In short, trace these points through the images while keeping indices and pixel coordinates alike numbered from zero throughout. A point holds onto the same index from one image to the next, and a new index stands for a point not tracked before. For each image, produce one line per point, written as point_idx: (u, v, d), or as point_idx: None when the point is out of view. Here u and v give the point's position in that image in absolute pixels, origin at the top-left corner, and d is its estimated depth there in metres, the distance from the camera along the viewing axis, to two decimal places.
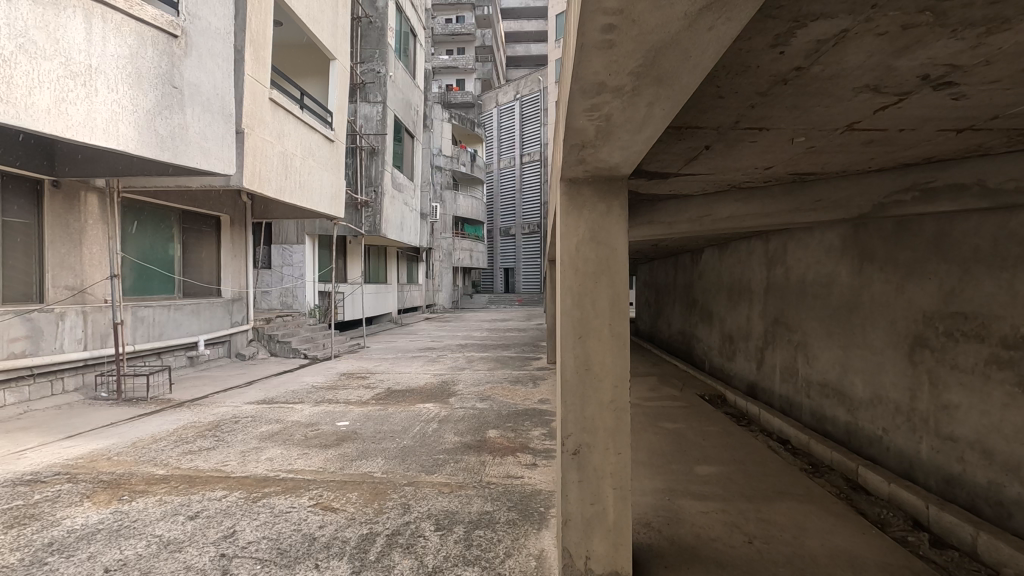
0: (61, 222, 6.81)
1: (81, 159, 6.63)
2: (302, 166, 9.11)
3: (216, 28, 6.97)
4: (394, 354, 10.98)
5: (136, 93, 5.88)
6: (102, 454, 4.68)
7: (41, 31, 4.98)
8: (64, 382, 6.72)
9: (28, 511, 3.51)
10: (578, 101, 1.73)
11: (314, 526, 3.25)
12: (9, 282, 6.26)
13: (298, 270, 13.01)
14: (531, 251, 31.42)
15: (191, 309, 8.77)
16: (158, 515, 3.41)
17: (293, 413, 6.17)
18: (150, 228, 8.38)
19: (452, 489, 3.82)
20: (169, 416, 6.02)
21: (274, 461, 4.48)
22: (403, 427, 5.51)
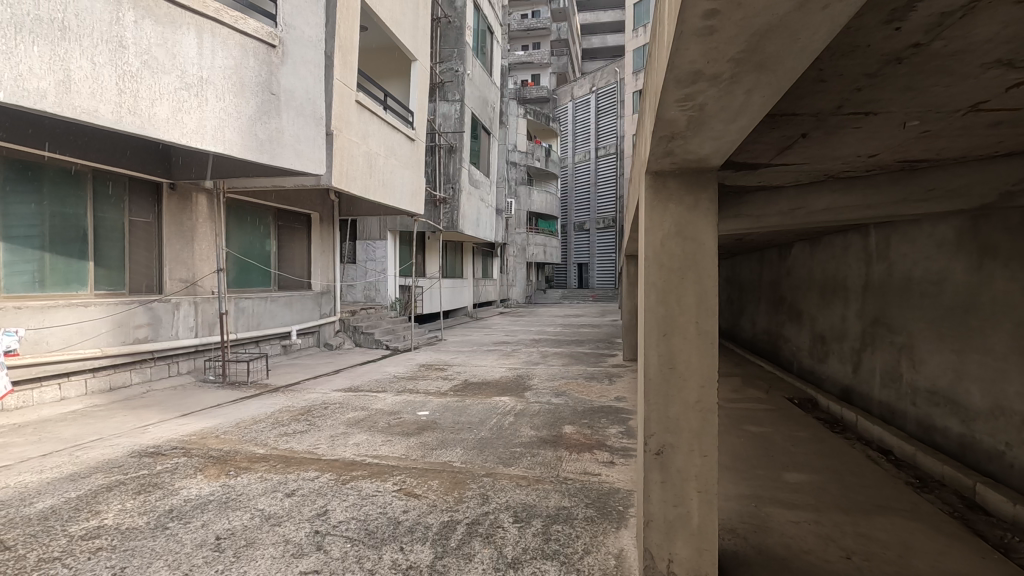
0: (176, 220, 7.50)
1: (191, 163, 7.25)
2: (385, 164, 9.50)
3: (309, 37, 7.40)
4: (470, 347, 11.23)
5: (240, 100, 6.36)
6: (212, 432, 5.14)
7: (161, 48, 5.51)
8: (178, 365, 7.43)
9: (152, 479, 3.93)
10: (671, 91, 1.68)
11: (399, 510, 3.39)
12: (135, 275, 7.03)
13: (380, 264, 13.59)
14: (607, 245, 30.94)
15: (285, 301, 9.40)
16: (260, 491, 3.70)
17: (377, 401, 6.47)
18: (249, 225, 9.05)
19: (528, 482, 3.86)
20: (268, 400, 6.50)
21: (361, 446, 4.72)
22: (480, 418, 5.63)
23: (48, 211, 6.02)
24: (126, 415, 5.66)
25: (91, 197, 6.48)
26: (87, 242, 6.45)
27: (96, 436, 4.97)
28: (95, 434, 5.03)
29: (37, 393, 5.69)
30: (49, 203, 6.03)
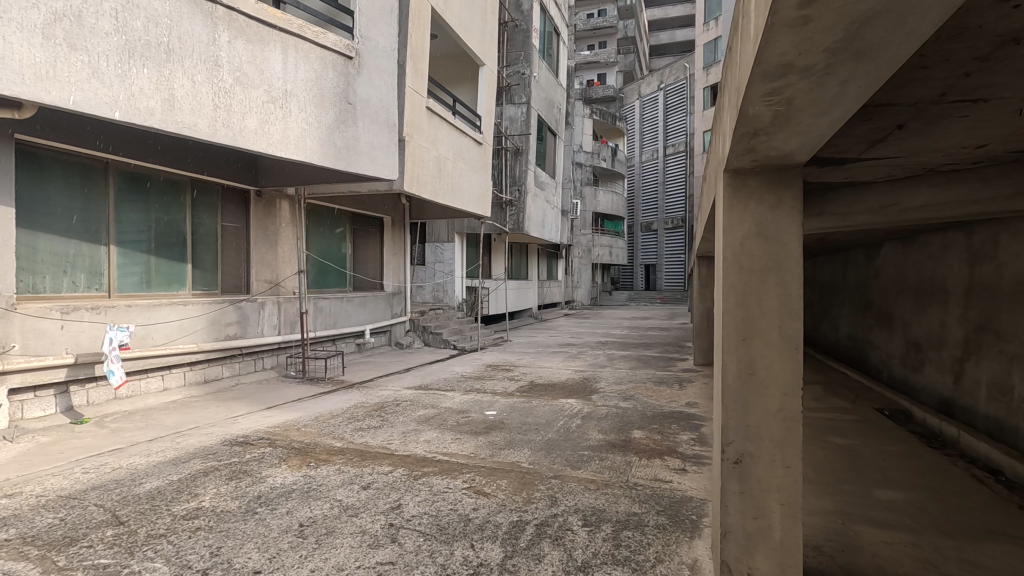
0: (262, 225, 8.01)
1: (276, 172, 7.72)
2: (453, 168, 9.71)
3: (384, 47, 7.67)
4: (535, 349, 11.25)
5: (320, 111, 6.70)
6: (294, 425, 5.46)
7: (251, 64, 5.90)
8: (263, 360, 7.94)
9: (243, 467, 4.22)
10: (756, 85, 1.62)
11: (469, 507, 3.45)
12: (226, 276, 7.58)
13: (448, 266, 13.91)
14: (675, 246, 30.09)
15: (359, 301, 9.81)
16: (339, 482, 3.89)
17: (446, 399, 6.63)
18: (327, 229, 9.52)
19: (597, 486, 3.82)
20: (344, 395, 6.81)
21: (432, 443, 4.85)
22: (547, 420, 5.63)
23: (154, 218, 6.60)
24: (219, 406, 6.11)
25: (189, 205, 7.04)
26: (186, 245, 7.02)
27: (194, 424, 5.41)
28: (193, 422, 5.47)
29: (144, 383, 6.26)
30: (155, 211, 6.61)
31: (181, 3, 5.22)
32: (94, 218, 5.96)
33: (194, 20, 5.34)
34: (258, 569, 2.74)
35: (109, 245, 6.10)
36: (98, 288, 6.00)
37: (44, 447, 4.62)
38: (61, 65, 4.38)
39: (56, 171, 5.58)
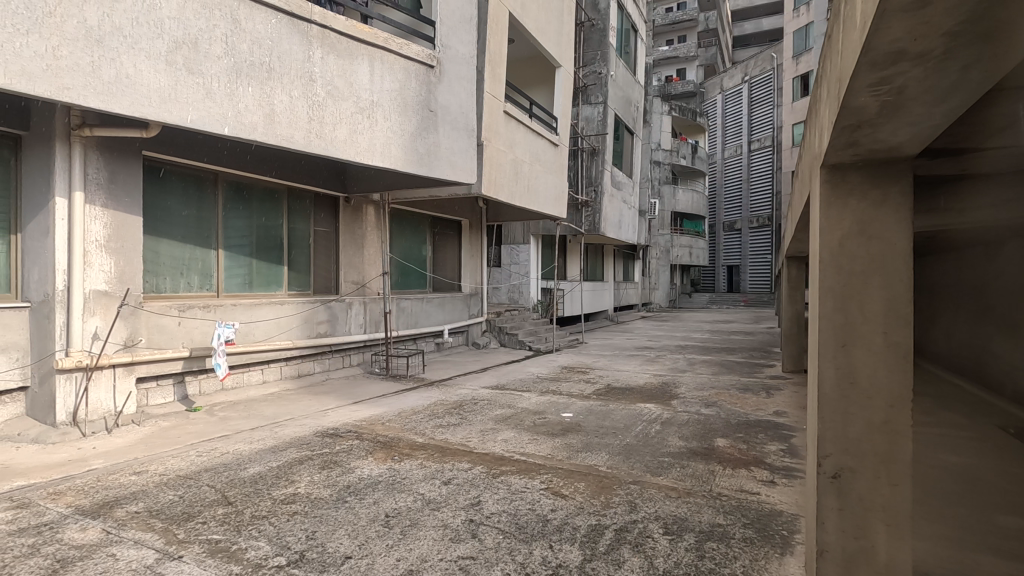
0: (350, 229, 8.46)
1: (363, 179, 8.12)
2: (530, 170, 9.77)
3: (463, 54, 7.87)
4: (611, 351, 11.09)
5: (403, 119, 6.98)
6: (379, 419, 5.73)
7: (341, 78, 6.26)
8: (350, 357, 8.38)
9: (334, 457, 4.49)
10: (862, 76, 1.52)
11: (546, 508, 3.47)
12: (317, 277, 8.08)
13: (524, 268, 14.02)
14: (761, 246, 28.56)
15: (439, 301, 10.11)
16: (421, 476, 4.04)
17: (523, 399, 6.69)
18: (409, 232, 9.90)
19: (679, 494, 3.70)
20: (425, 392, 7.05)
21: (509, 442, 4.91)
22: (625, 424, 5.54)
23: (255, 224, 7.16)
24: (311, 399, 6.53)
25: (286, 211, 7.56)
26: (283, 249, 7.54)
27: (290, 416, 5.81)
28: (289, 414, 5.88)
29: (246, 376, 6.80)
30: (256, 218, 7.16)
31: (281, 26, 5.64)
32: (206, 225, 6.55)
33: (292, 40, 5.75)
34: (349, 554, 2.90)
35: (217, 249, 6.68)
36: (208, 288, 6.59)
37: (164, 431, 5.15)
38: (181, 88, 4.88)
39: (174, 183, 6.19)
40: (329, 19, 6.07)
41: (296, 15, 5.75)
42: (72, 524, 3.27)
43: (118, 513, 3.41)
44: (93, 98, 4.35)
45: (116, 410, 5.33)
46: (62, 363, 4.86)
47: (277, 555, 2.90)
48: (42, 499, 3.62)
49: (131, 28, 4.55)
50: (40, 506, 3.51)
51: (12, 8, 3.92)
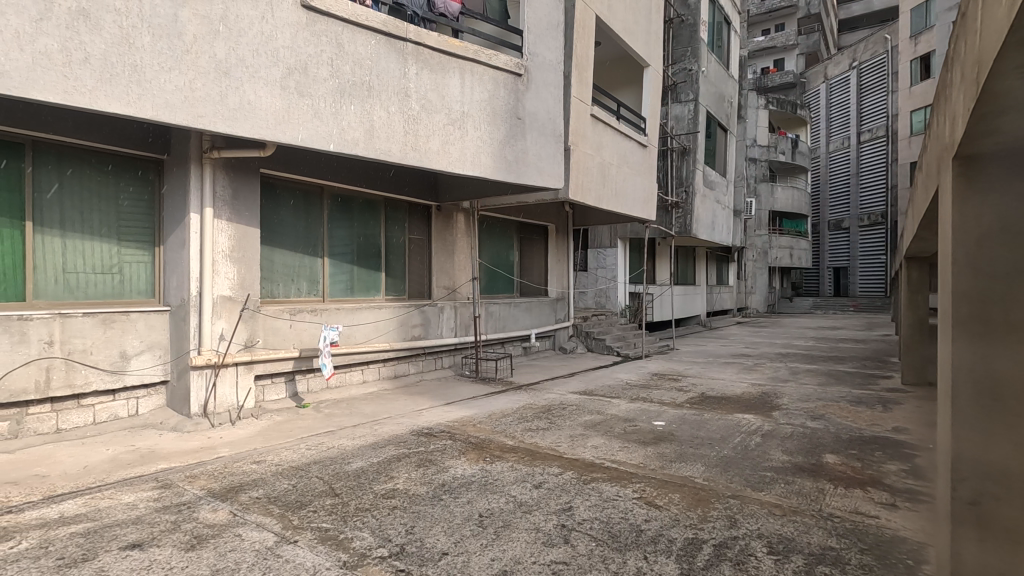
0: (442, 236, 8.79)
1: (453, 187, 8.39)
2: (618, 173, 9.62)
3: (551, 60, 7.92)
4: (705, 359, 10.61)
5: (492, 128, 7.14)
6: (470, 421, 5.88)
7: (434, 92, 6.53)
8: (442, 359, 8.68)
9: (430, 455, 4.67)
10: (1009, 56, 1.38)
11: (640, 518, 3.39)
12: (412, 283, 8.46)
13: (611, 271, 13.82)
14: (874, 246, 26.13)
15: (526, 306, 10.22)
16: (513, 478, 4.10)
17: (612, 406, 6.59)
18: (496, 238, 10.11)
19: (784, 513, 3.47)
20: (513, 396, 7.15)
21: (599, 449, 4.86)
22: (722, 435, 5.28)
23: (356, 233, 7.62)
24: (406, 399, 6.84)
25: (383, 220, 7.99)
26: (381, 257, 7.96)
27: (387, 415, 6.12)
28: (387, 413, 6.19)
29: (348, 375, 7.25)
30: (357, 227, 7.63)
31: (379, 46, 5.98)
32: (313, 235, 7.07)
33: (389, 59, 6.08)
34: (445, 551, 3.00)
35: (323, 257, 7.20)
36: (315, 293, 7.11)
37: (279, 425, 5.62)
38: (294, 110, 5.34)
39: (286, 198, 6.75)
40: (423, 36, 6.35)
41: (393, 34, 6.08)
42: (205, 505, 3.66)
43: (242, 497, 3.76)
44: (221, 124, 4.87)
45: (238, 404, 5.89)
46: (195, 360, 5.45)
47: (380, 546, 3.06)
48: (181, 481, 4.07)
49: (252, 59, 5.04)
50: (179, 487, 3.96)
51: (159, 49, 4.49)
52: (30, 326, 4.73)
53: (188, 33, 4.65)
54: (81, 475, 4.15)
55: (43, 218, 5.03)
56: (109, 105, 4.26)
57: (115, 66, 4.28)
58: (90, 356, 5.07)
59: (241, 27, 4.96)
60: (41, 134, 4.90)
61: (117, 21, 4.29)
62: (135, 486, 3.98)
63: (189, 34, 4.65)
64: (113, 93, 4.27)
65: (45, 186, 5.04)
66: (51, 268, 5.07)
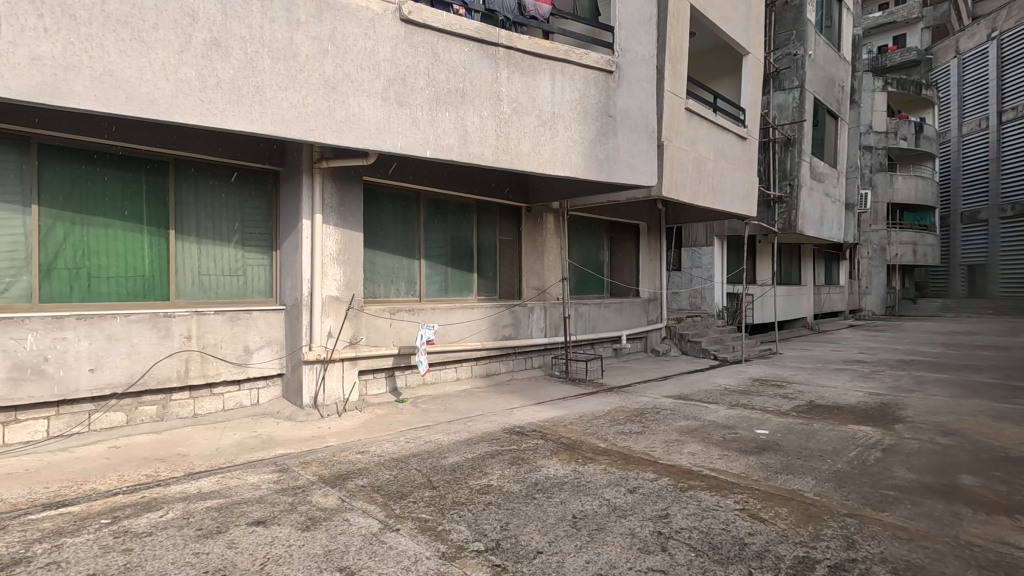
0: (532, 237, 8.86)
1: (544, 188, 8.43)
2: (714, 168, 9.20)
3: (643, 55, 7.72)
4: (813, 364, 9.84)
5: (583, 127, 7.09)
6: (561, 421, 5.88)
7: (525, 94, 6.59)
8: (532, 359, 8.75)
9: (522, 454, 4.74)
10: None
11: (743, 531, 3.22)
12: (502, 283, 8.62)
13: (707, 271, 13.23)
14: (1019, 239, 22.89)
15: (616, 307, 10.06)
16: (606, 481, 4.05)
17: (710, 411, 6.30)
18: (586, 237, 10.04)
19: (911, 537, 3.13)
20: (604, 398, 7.05)
21: (697, 456, 4.67)
22: (835, 447, 4.87)
23: (450, 235, 7.89)
24: (498, 398, 6.97)
25: (476, 222, 8.20)
26: (473, 258, 8.18)
27: (480, 412, 6.27)
28: (480, 410, 6.35)
29: (443, 372, 7.53)
30: (451, 229, 7.89)
31: (472, 53, 6.15)
32: (410, 238, 7.41)
33: (482, 65, 6.23)
34: (540, 550, 3.03)
35: (420, 259, 7.52)
36: (412, 293, 7.45)
37: (380, 418, 5.94)
38: (394, 120, 5.63)
39: (386, 203, 7.13)
40: (514, 40, 6.42)
41: (486, 41, 6.22)
42: (317, 489, 3.95)
43: (350, 484, 4.03)
44: (329, 136, 5.24)
45: (344, 397, 6.30)
46: (307, 355, 5.91)
47: (476, 540, 3.14)
48: (296, 466, 4.44)
49: (356, 73, 5.37)
50: (295, 471, 4.32)
51: (277, 69, 4.92)
52: (173, 322, 5.36)
53: (302, 54, 5.06)
54: (214, 456, 4.64)
55: (183, 228, 5.69)
56: (236, 123, 4.73)
57: (241, 88, 4.74)
58: (220, 349, 5.66)
59: (347, 45, 5.30)
60: (183, 153, 5.55)
61: (243, 48, 4.75)
62: (258, 468, 4.39)
63: (302, 54, 5.06)
64: (240, 113, 4.74)
65: (185, 200, 5.70)
66: (190, 271, 5.73)
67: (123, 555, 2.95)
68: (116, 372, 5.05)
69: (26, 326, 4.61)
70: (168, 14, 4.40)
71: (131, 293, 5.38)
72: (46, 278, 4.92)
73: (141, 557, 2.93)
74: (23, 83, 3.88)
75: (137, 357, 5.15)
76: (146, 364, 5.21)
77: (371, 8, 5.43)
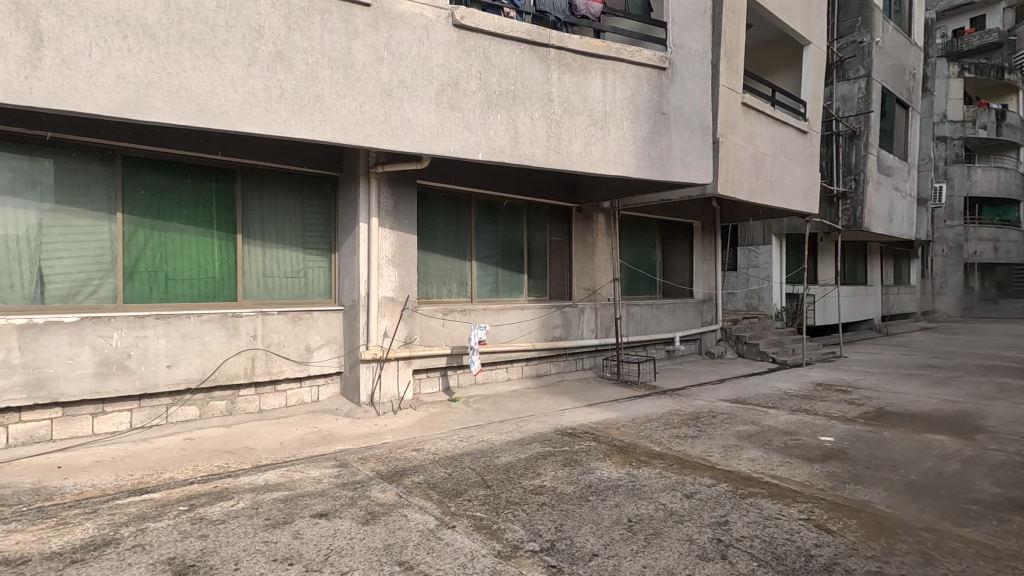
0: (582, 238, 8.81)
1: (595, 188, 8.36)
2: (773, 164, 8.86)
3: (697, 50, 7.53)
4: (882, 369, 9.31)
5: (635, 125, 6.99)
6: (613, 423, 5.82)
7: (577, 94, 6.55)
8: (583, 360, 8.69)
9: (575, 456, 4.71)
10: None
11: (809, 542, 3.09)
12: (553, 284, 8.60)
13: (764, 271, 12.78)
14: None
15: (670, 308, 9.85)
16: (662, 486, 3.97)
17: (770, 417, 6.07)
18: (638, 237, 9.89)
19: (998, 556, 2.92)
20: (657, 401, 6.91)
21: (757, 462, 4.51)
22: (909, 457, 4.59)
23: (500, 236, 7.95)
24: (549, 398, 6.97)
25: (526, 223, 8.23)
26: (524, 258, 8.21)
27: (532, 412, 6.29)
28: (531, 411, 6.36)
29: (494, 372, 7.59)
30: (502, 231, 7.96)
31: (524, 55, 6.18)
32: (462, 240, 7.52)
33: (533, 67, 6.24)
34: (595, 552, 3.01)
35: (471, 260, 7.62)
36: (464, 294, 7.56)
37: (433, 416, 6.05)
38: (447, 124, 5.73)
39: (438, 206, 7.26)
40: (565, 40, 6.40)
41: (537, 42, 6.23)
42: (375, 485, 4.07)
43: (406, 481, 4.13)
44: (385, 141, 5.39)
45: (399, 395, 6.46)
46: (364, 354, 6.10)
47: (531, 540, 3.16)
48: (355, 461, 4.58)
49: (410, 80, 5.50)
50: (354, 467, 4.46)
51: (336, 78, 5.10)
52: (241, 321, 5.65)
53: (359, 63, 5.22)
54: (279, 450, 4.86)
55: (250, 232, 5.99)
56: (298, 131, 4.94)
57: (303, 97, 4.95)
58: (283, 348, 5.93)
59: (402, 52, 5.44)
60: (248, 161, 5.84)
61: (305, 59, 4.96)
62: (319, 463, 4.56)
63: (360, 63, 5.23)
64: (302, 121, 4.95)
65: (251, 206, 5.99)
66: (255, 273, 6.03)
67: (200, 540, 3.14)
68: (190, 368, 5.37)
69: (111, 325, 4.97)
70: (237, 30, 4.65)
71: (203, 294, 5.72)
72: (129, 280, 5.28)
73: (215, 543, 3.10)
74: (110, 99, 4.19)
75: (208, 355, 5.46)
76: (217, 361, 5.51)
77: (424, 15, 5.56)
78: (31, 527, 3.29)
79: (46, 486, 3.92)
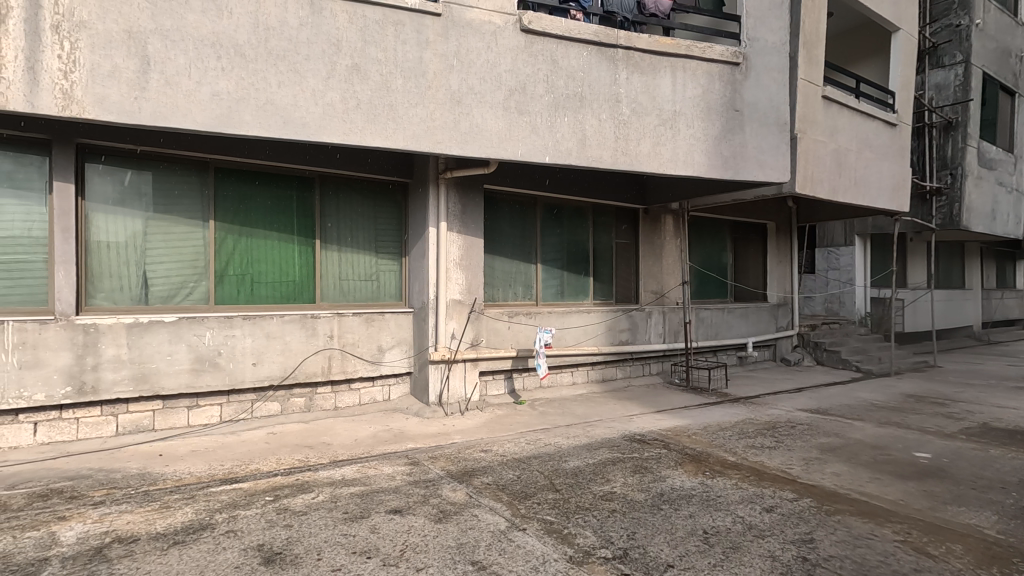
0: (649, 240, 8.63)
1: (663, 189, 8.16)
2: (858, 159, 8.33)
3: (773, 43, 7.19)
4: (985, 381, 8.49)
5: (706, 123, 6.77)
6: (684, 431, 5.65)
7: (645, 94, 6.43)
8: (650, 365, 8.50)
9: (644, 463, 4.61)
10: None
11: (906, 566, 2.86)
12: (619, 287, 8.47)
13: (846, 273, 12.03)
14: None
15: (742, 312, 9.46)
16: (738, 498, 3.81)
17: (856, 429, 5.69)
18: (708, 238, 9.57)
19: None
20: (730, 409, 6.64)
21: (842, 477, 4.24)
22: (1020, 479, 4.16)
23: (566, 239, 7.92)
24: (615, 404, 6.86)
25: (592, 225, 8.16)
26: (589, 261, 8.14)
27: (598, 417, 6.21)
28: (598, 416, 6.28)
29: (560, 375, 7.56)
30: (567, 233, 7.93)
31: (591, 57, 6.13)
32: (527, 243, 7.56)
33: (601, 68, 6.18)
34: (671, 563, 2.92)
35: (537, 263, 7.64)
36: (530, 297, 7.60)
37: (500, 418, 6.11)
38: (515, 129, 5.78)
39: (504, 209, 7.33)
40: (634, 40, 6.29)
41: (605, 43, 6.17)
42: (446, 484, 4.15)
43: (476, 481, 4.19)
44: (455, 147, 5.50)
45: (466, 396, 6.56)
46: (433, 355, 6.24)
47: (603, 547, 3.12)
48: (426, 460, 4.70)
49: (479, 86, 5.59)
50: (425, 465, 4.57)
51: (408, 88, 5.27)
52: (319, 322, 5.93)
53: (430, 71, 5.37)
54: (354, 446, 5.06)
55: (327, 237, 6.28)
56: (373, 140, 5.14)
57: (377, 107, 5.15)
58: (358, 348, 6.18)
59: (471, 59, 5.54)
60: (326, 169, 6.14)
61: (379, 69, 5.15)
62: (392, 460, 4.71)
63: (431, 71, 5.37)
64: (376, 130, 5.15)
65: (328, 211, 6.28)
66: (332, 276, 6.32)
67: (285, 529, 3.32)
68: (273, 366, 5.69)
69: (205, 325, 5.35)
70: (317, 45, 4.90)
71: (285, 296, 6.05)
72: (219, 282, 5.67)
73: (299, 533, 3.27)
74: (206, 116, 4.53)
75: (289, 354, 5.77)
76: (297, 360, 5.81)
77: (493, 22, 5.64)
78: (139, 508, 3.60)
79: (151, 471, 4.28)
